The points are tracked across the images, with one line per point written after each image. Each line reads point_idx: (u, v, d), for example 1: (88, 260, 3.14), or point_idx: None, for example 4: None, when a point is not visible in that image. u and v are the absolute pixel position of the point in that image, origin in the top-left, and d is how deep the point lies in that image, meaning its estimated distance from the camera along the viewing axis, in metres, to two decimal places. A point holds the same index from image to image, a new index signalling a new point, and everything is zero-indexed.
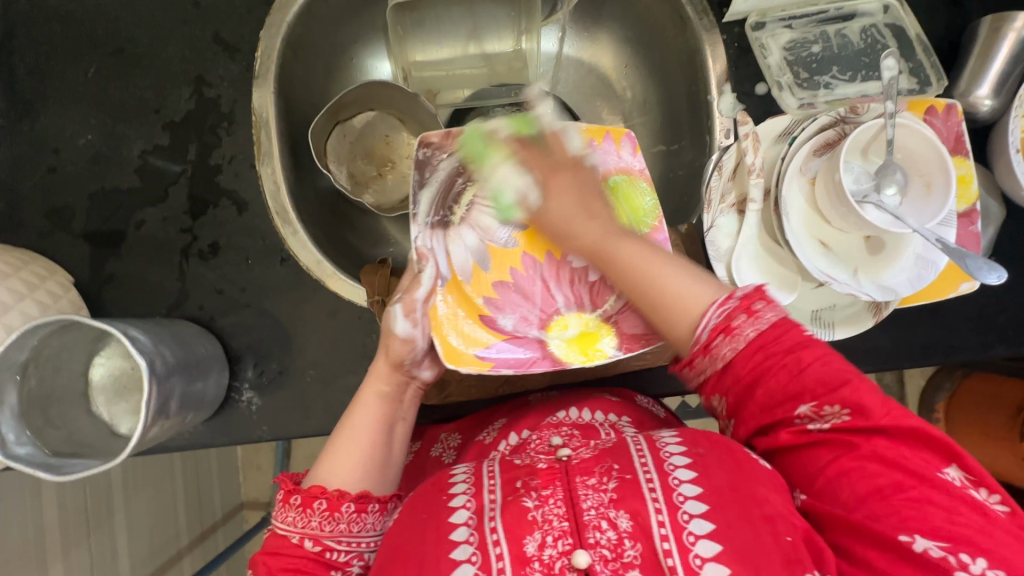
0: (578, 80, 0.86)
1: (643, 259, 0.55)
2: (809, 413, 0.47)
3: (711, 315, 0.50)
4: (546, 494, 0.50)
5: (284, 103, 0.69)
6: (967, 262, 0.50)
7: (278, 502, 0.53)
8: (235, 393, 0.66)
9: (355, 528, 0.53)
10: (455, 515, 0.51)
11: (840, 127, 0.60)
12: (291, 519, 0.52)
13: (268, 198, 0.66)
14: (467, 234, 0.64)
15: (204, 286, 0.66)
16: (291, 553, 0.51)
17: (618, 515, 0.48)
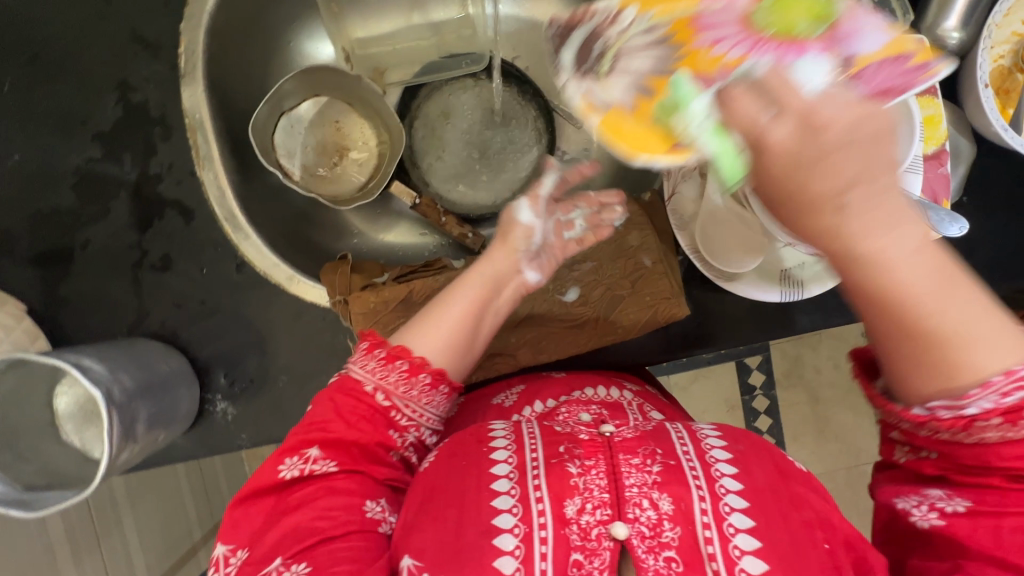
0: (532, 43, 0.82)
1: (921, 277, 0.35)
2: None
3: (995, 390, 0.36)
4: (589, 464, 0.51)
5: (217, 101, 0.65)
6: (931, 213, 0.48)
7: (362, 350, 0.59)
8: (209, 404, 0.66)
9: (423, 400, 0.58)
10: (495, 467, 0.53)
11: None
12: (371, 368, 0.57)
13: (215, 203, 0.64)
14: (626, 69, 0.42)
15: (163, 301, 0.65)
16: (362, 398, 0.57)
17: (660, 497, 0.49)
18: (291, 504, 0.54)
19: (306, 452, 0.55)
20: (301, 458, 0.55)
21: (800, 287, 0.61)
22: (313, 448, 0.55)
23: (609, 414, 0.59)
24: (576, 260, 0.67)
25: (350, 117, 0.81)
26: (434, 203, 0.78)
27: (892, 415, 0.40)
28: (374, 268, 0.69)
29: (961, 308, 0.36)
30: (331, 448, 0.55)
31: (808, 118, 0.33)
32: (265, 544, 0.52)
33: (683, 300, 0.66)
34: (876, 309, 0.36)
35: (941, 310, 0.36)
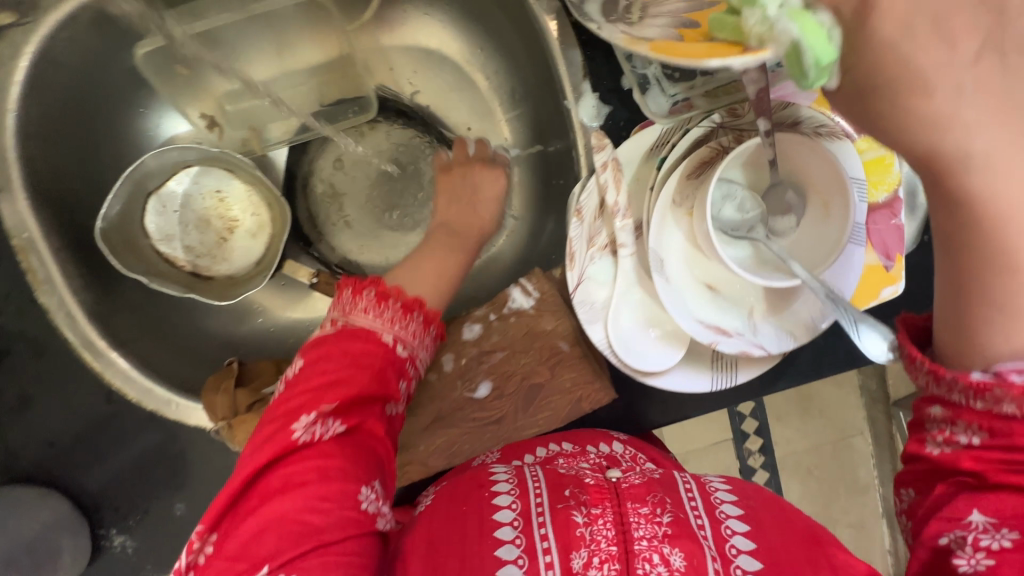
0: (428, 76, 0.72)
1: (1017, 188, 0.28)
2: None
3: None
4: (595, 513, 0.46)
5: (49, 210, 0.56)
6: (859, 328, 0.40)
7: (348, 296, 0.53)
8: (105, 540, 0.61)
9: (414, 342, 0.54)
10: (499, 513, 0.47)
11: (716, 139, 0.48)
12: (387, 318, 0.53)
13: (66, 330, 0.56)
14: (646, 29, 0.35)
15: (31, 441, 0.58)
16: (363, 341, 0.51)
17: (671, 552, 0.43)
18: (277, 487, 0.44)
19: (319, 412, 0.46)
20: (313, 418, 0.46)
21: (732, 372, 0.53)
22: (301, 419, 0.46)
23: (611, 463, 0.55)
24: (484, 352, 0.59)
25: (232, 184, 0.71)
26: (332, 280, 0.70)
27: (942, 383, 0.33)
28: (264, 374, 0.62)
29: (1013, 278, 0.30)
30: (329, 398, 0.47)
31: (948, 35, 0.26)
32: (242, 535, 0.43)
33: (608, 384, 0.58)
34: (950, 243, 0.31)
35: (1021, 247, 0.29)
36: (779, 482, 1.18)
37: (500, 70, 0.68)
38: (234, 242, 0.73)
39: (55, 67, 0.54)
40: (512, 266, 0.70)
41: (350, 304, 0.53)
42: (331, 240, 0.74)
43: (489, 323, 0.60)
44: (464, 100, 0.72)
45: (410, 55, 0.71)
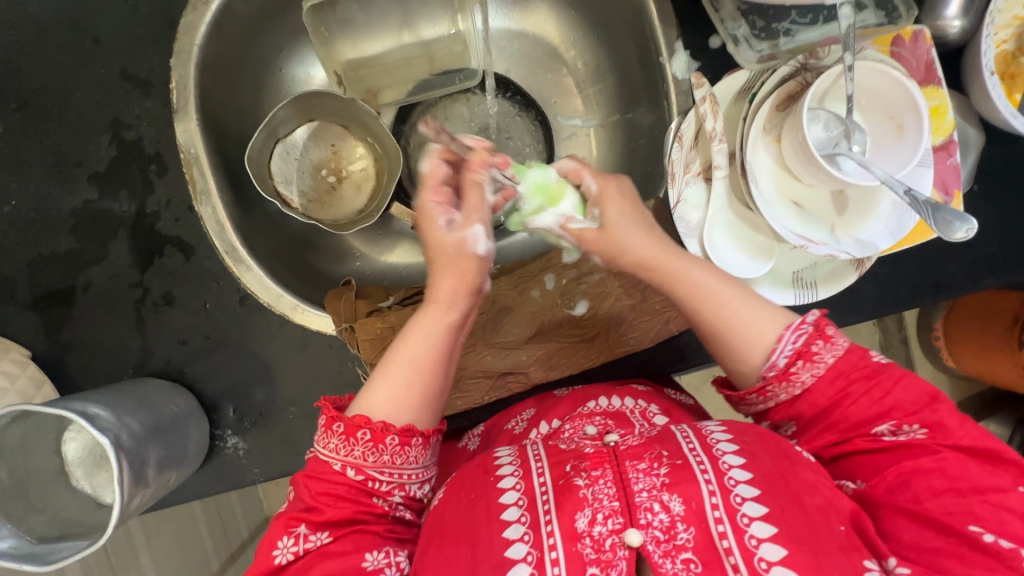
0: (523, 55, 0.82)
1: (732, 307, 0.53)
2: (888, 429, 0.49)
3: (788, 340, 0.51)
4: (595, 475, 0.49)
5: (212, 132, 0.64)
6: (934, 217, 0.47)
7: (320, 428, 0.53)
8: (220, 440, 0.65)
9: (398, 462, 0.52)
10: (505, 497, 0.51)
11: (801, 76, 0.56)
12: (356, 454, 0.51)
13: (214, 238, 0.63)
14: None
15: (167, 338, 0.64)
16: (333, 479, 0.52)
17: (670, 499, 0.47)
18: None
19: (296, 530, 0.51)
20: (292, 540, 0.51)
21: (814, 289, 0.60)
22: (300, 525, 0.51)
23: (614, 424, 0.57)
24: (582, 274, 0.66)
25: (346, 139, 0.80)
26: None
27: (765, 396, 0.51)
28: (376, 293, 0.68)
29: (727, 293, 0.54)
30: (322, 520, 0.51)
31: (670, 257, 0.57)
32: None
33: None
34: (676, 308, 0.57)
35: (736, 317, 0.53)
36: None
37: (591, 49, 0.78)
38: (342, 191, 0.81)
39: (234, 16, 0.64)
40: None
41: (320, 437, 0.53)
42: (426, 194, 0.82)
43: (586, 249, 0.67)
44: (553, 77, 0.82)
45: (507, 38, 0.82)
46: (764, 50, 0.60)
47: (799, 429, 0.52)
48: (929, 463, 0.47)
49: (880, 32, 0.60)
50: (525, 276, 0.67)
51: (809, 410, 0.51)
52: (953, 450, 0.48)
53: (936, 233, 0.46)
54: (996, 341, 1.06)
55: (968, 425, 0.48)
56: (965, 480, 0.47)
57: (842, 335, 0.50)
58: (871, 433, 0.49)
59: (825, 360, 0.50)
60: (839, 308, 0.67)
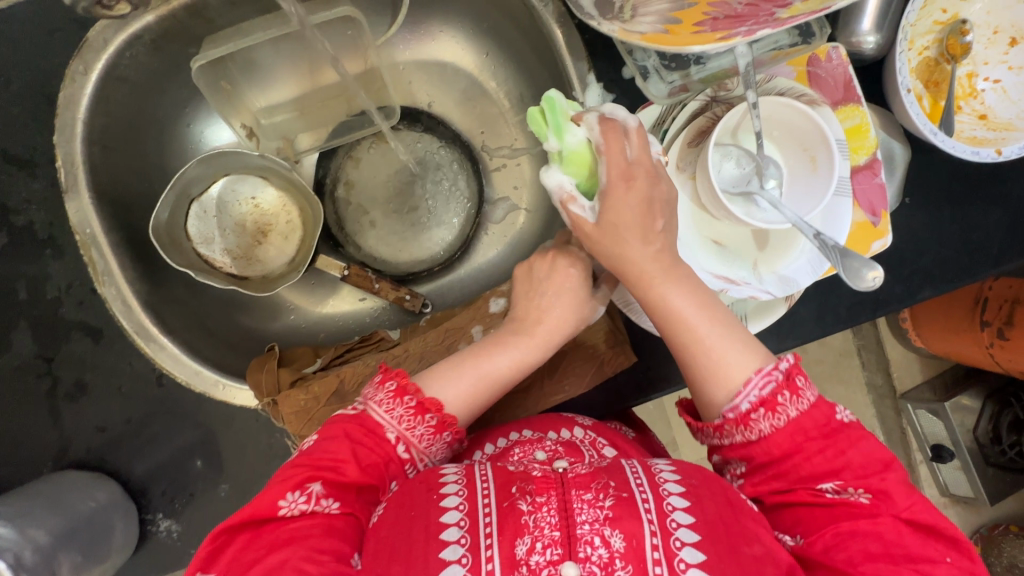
0: (443, 87, 0.79)
1: (708, 334, 0.50)
2: (833, 488, 0.47)
3: (755, 386, 0.48)
4: (540, 501, 0.45)
5: (107, 207, 0.61)
6: (845, 263, 0.46)
7: (374, 382, 0.53)
8: (151, 524, 0.63)
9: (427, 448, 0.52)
10: (445, 514, 0.45)
11: (710, 110, 0.54)
12: (416, 434, 0.51)
13: (121, 318, 0.61)
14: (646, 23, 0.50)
15: (84, 427, 0.61)
16: (378, 445, 0.50)
17: (612, 534, 0.43)
18: (282, 541, 0.46)
19: (310, 488, 0.48)
20: (305, 497, 0.48)
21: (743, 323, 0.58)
22: (316, 483, 0.49)
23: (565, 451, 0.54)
24: None
25: (266, 190, 0.77)
26: (364, 272, 0.74)
27: (722, 432, 0.49)
28: (303, 357, 0.67)
29: (705, 316, 0.50)
30: (336, 486, 0.49)
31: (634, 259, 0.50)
32: None
33: (627, 348, 0.63)
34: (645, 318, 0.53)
35: (712, 350, 0.50)
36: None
37: (510, 78, 0.76)
38: (268, 245, 0.77)
39: (119, 82, 0.61)
40: (527, 250, 0.78)
41: (373, 392, 0.52)
42: (357, 238, 0.80)
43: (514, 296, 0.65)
44: (476, 107, 0.80)
45: (425, 69, 0.79)
46: (675, 81, 0.57)
47: (749, 471, 0.49)
48: (873, 530, 0.45)
49: (794, 53, 0.57)
50: (453, 328, 0.65)
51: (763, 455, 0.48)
52: (898, 518, 0.46)
53: (844, 280, 0.46)
54: (958, 325, 1.05)
55: (912, 496, 0.47)
56: (900, 547, 0.45)
57: (810, 388, 0.48)
58: (818, 488, 0.47)
59: (789, 413, 0.47)
60: (776, 333, 0.66)
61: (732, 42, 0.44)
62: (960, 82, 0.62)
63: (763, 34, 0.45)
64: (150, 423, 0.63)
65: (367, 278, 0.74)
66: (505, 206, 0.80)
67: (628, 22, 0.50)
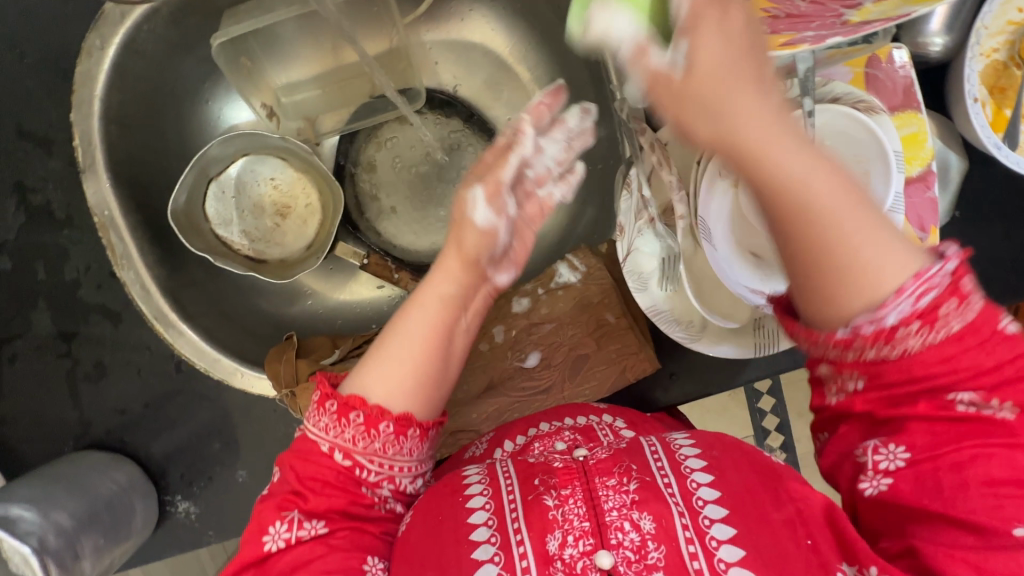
0: (470, 69, 0.76)
1: (835, 187, 0.32)
2: (971, 402, 0.34)
3: (909, 295, 0.32)
4: (565, 493, 0.44)
5: (125, 188, 0.60)
6: None
7: (312, 404, 0.48)
8: (170, 505, 0.63)
9: (390, 451, 0.47)
10: (474, 515, 0.45)
11: None
12: (349, 436, 0.46)
13: (139, 303, 0.60)
14: None
15: (103, 408, 0.62)
16: (322, 461, 0.47)
17: (640, 517, 0.42)
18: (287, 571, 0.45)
19: (289, 516, 0.46)
20: (286, 526, 0.46)
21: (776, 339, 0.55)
22: (292, 510, 0.46)
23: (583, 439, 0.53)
24: (533, 324, 0.63)
25: (285, 171, 0.75)
26: (383, 261, 0.73)
27: (851, 349, 0.34)
28: (321, 347, 0.66)
29: (857, 217, 0.32)
30: (313, 504, 0.46)
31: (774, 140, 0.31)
32: None
33: (652, 355, 0.61)
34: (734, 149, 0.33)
35: (851, 231, 0.32)
36: (797, 459, 1.26)
37: (541, 62, 0.72)
38: (286, 228, 0.76)
39: (137, 56, 0.58)
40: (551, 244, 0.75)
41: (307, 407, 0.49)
42: (376, 225, 0.78)
43: (538, 297, 0.63)
44: (503, 91, 0.76)
45: (452, 49, 0.75)
46: None
47: (870, 377, 0.35)
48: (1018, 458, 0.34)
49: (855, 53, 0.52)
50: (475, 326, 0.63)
51: (870, 384, 0.36)
52: None
53: None
54: None
55: None
56: None
57: (978, 291, 0.33)
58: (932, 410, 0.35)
59: (917, 341, 0.33)
60: None
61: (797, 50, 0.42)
62: None
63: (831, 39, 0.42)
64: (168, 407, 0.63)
65: (387, 268, 0.73)
66: None
67: None
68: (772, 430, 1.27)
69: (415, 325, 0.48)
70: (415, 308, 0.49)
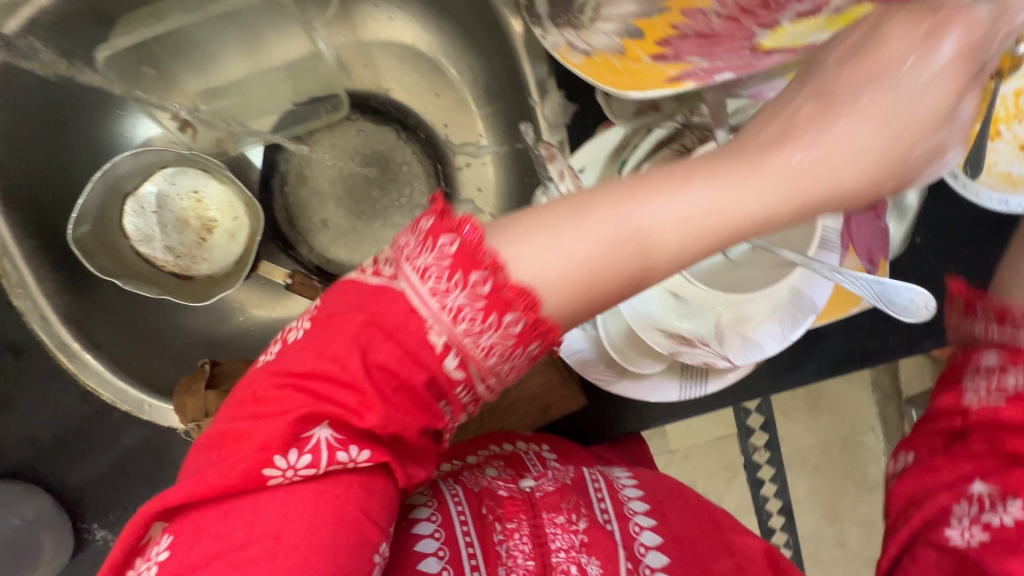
0: (401, 71, 0.71)
1: None
2: None
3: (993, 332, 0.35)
4: (511, 527, 0.46)
5: (19, 211, 0.57)
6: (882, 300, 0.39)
7: (415, 229, 0.31)
8: (87, 532, 0.62)
9: (508, 372, 0.32)
10: (421, 544, 0.43)
11: (677, 143, 0.45)
12: (505, 326, 0.30)
13: (40, 332, 0.58)
14: (604, 31, 0.41)
15: (14, 438, 0.60)
16: (409, 340, 0.30)
17: (589, 562, 0.44)
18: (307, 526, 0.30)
19: (308, 435, 0.30)
20: (287, 461, 0.29)
21: (702, 381, 0.51)
22: (321, 427, 0.30)
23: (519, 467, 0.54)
24: None
25: (209, 183, 0.71)
26: (308, 281, 0.68)
27: (978, 316, 0.36)
28: (236, 375, 0.62)
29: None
30: (396, 417, 0.30)
31: None
32: None
33: (576, 392, 0.57)
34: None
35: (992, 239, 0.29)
36: (781, 460, 1.23)
37: (473, 66, 0.67)
38: (213, 243, 0.73)
39: (22, 72, 0.55)
40: None
41: (404, 239, 0.31)
42: (308, 239, 0.74)
43: None
44: (437, 96, 0.71)
45: (380, 51, 0.70)
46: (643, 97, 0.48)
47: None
48: None
49: None
50: None
51: (1016, 401, 0.34)
52: None
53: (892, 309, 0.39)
54: None
55: None
56: None
57: None
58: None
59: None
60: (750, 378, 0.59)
61: (680, 90, 0.38)
62: (1004, 102, 0.50)
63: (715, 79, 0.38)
64: (76, 437, 0.61)
65: (312, 288, 0.69)
66: (467, 209, 0.72)
67: (584, 27, 0.42)
68: (756, 429, 1.22)
69: (586, 235, 0.30)
70: (626, 211, 0.30)
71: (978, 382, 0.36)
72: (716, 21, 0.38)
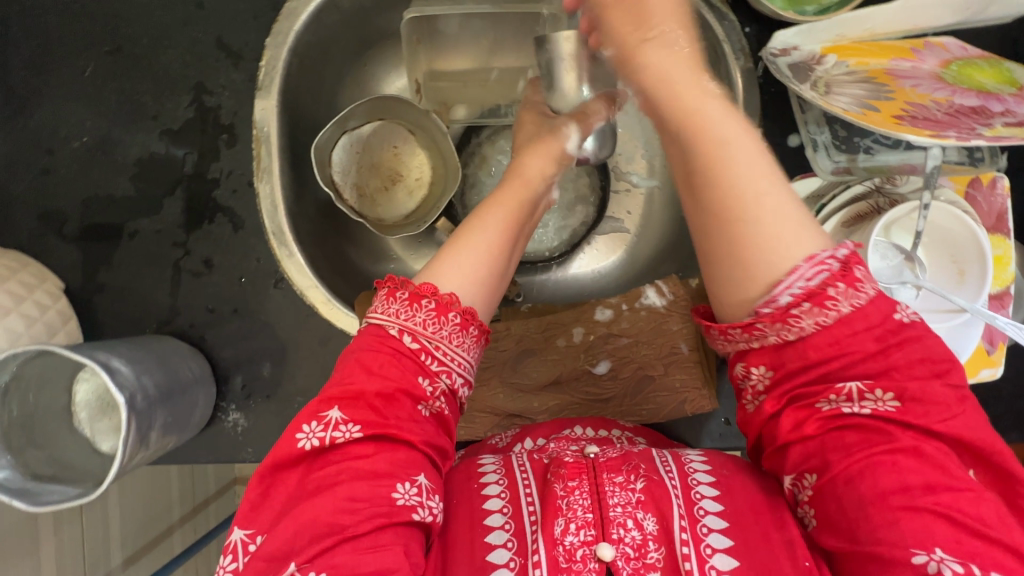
0: None
1: None
2: (850, 394, 0.38)
3: (800, 275, 0.38)
4: (572, 485, 0.46)
5: (286, 113, 0.65)
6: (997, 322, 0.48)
7: (380, 295, 0.47)
8: (222, 413, 0.65)
9: (456, 344, 0.45)
10: (489, 502, 0.47)
11: (874, 198, 0.57)
12: (419, 321, 0.45)
13: (265, 216, 0.64)
14: (847, 97, 0.54)
15: (196, 303, 0.65)
16: (386, 342, 0.45)
17: (645, 517, 0.44)
18: (309, 491, 0.41)
19: (326, 416, 0.43)
20: (320, 425, 0.43)
21: None
22: (332, 411, 0.43)
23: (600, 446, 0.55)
24: (612, 334, 0.66)
25: (410, 145, 0.79)
26: None
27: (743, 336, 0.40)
28: None
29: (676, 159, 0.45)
30: (360, 413, 0.43)
31: None
32: (272, 544, 0.40)
33: (714, 394, 0.63)
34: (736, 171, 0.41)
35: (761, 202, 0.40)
36: None
37: None
38: (395, 194, 0.79)
39: (337, 9, 0.66)
40: (628, 276, 0.80)
41: (382, 304, 0.46)
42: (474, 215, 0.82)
43: (620, 311, 0.66)
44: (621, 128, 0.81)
45: None
46: (842, 162, 0.59)
47: (775, 367, 0.39)
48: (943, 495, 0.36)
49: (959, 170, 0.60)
50: (555, 323, 0.67)
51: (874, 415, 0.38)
52: (986, 498, 0.37)
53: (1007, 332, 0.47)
54: None
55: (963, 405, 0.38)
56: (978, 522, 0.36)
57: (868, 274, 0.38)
58: (950, 473, 0.37)
59: (868, 405, 0.38)
60: None
61: (945, 140, 0.47)
62: None
63: (971, 142, 0.49)
64: (251, 318, 0.66)
65: None
66: (614, 225, 0.82)
67: (828, 95, 0.55)
68: None
69: (492, 217, 0.52)
70: (467, 239, 0.50)
71: (835, 399, 0.38)
72: (939, 113, 0.52)
